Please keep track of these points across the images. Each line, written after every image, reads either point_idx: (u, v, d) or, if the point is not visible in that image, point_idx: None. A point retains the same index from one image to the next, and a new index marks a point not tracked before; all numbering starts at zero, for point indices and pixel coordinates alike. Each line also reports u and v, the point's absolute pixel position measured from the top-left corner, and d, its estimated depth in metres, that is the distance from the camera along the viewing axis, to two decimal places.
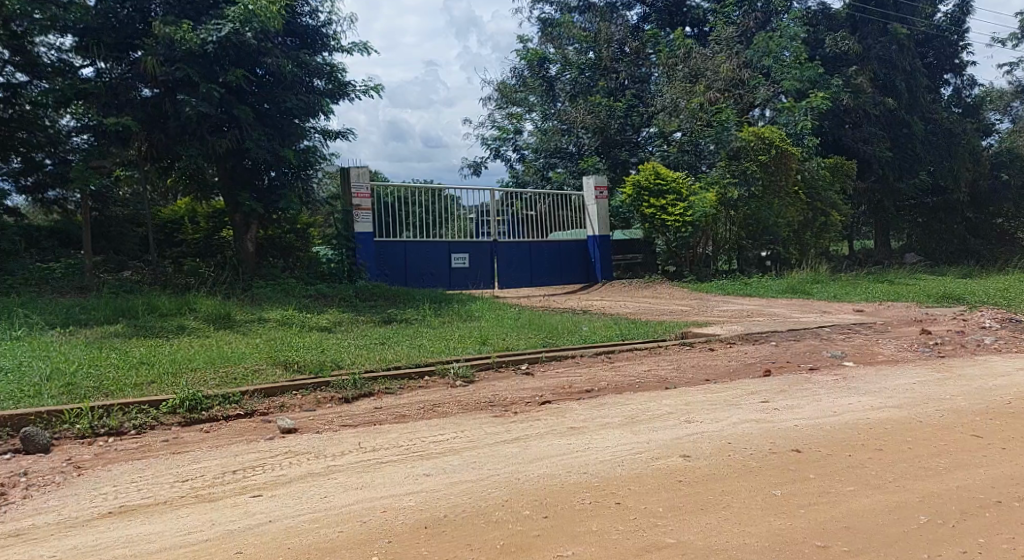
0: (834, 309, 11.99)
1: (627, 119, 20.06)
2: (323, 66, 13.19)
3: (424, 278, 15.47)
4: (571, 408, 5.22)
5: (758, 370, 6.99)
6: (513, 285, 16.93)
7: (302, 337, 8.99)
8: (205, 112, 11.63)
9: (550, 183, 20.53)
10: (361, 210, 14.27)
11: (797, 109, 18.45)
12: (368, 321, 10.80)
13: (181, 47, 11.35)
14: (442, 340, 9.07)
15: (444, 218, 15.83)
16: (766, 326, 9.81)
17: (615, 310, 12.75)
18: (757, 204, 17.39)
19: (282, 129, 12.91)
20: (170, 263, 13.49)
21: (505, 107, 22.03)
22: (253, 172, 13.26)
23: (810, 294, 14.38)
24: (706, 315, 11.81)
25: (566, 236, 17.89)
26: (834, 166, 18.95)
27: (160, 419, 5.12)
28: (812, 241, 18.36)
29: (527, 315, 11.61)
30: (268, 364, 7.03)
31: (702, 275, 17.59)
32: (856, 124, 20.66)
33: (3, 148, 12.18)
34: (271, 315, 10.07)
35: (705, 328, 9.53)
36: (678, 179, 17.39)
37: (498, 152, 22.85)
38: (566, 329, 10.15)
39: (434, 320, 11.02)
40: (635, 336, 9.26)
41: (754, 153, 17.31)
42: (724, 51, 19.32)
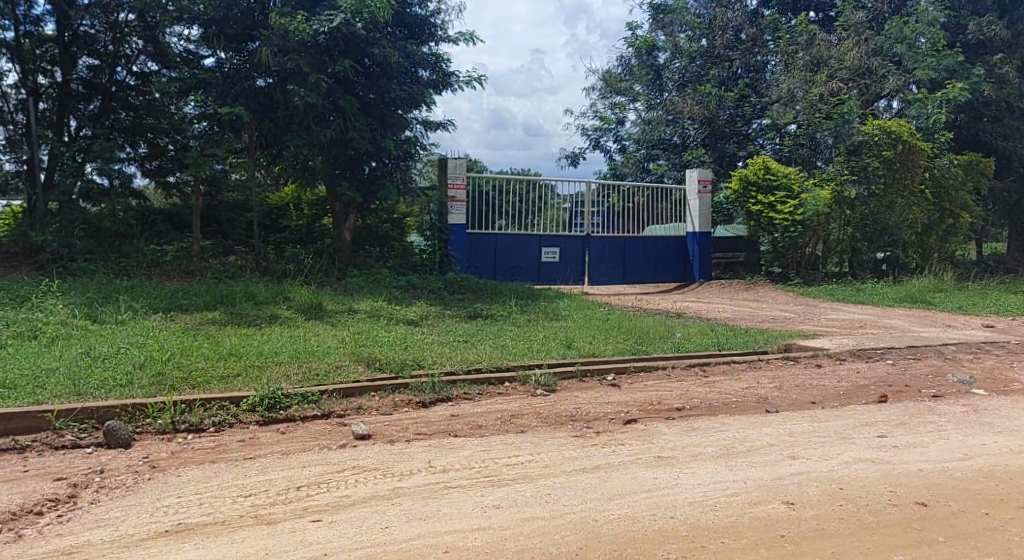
0: (959, 323, 11.01)
1: (737, 110, 19.16)
2: (428, 56, 13.15)
3: (514, 271, 15.40)
4: (661, 432, 4.86)
5: (871, 394, 6.39)
6: (607, 281, 16.54)
7: (391, 332, 8.92)
8: (313, 102, 11.66)
9: (651, 176, 19.98)
10: (454, 202, 14.31)
11: (931, 101, 17.09)
12: (457, 315, 10.70)
13: (295, 38, 11.45)
14: (527, 341, 8.87)
15: (539, 210, 15.56)
16: (882, 340, 9.05)
17: (713, 313, 12.16)
18: (877, 204, 16.24)
19: (384, 120, 12.81)
20: (272, 248, 13.67)
21: (608, 96, 21.50)
22: (357, 163, 13.22)
23: (932, 304, 13.30)
24: (814, 324, 11.07)
25: (664, 231, 17.27)
26: (969, 164, 17.45)
27: (239, 417, 5.14)
28: (936, 245, 17.02)
29: (619, 316, 11.22)
30: (353, 361, 6.96)
31: (808, 279, 16.59)
32: (995, 117, 18.98)
33: (133, 133, 12.81)
34: (361, 307, 10.21)
35: (812, 341, 8.89)
36: (790, 174, 16.47)
37: (598, 143, 22.35)
38: (661, 333, 9.71)
39: (525, 317, 10.79)
40: (735, 346, 8.73)
41: (877, 148, 16.18)
42: (852, 37, 18.12)
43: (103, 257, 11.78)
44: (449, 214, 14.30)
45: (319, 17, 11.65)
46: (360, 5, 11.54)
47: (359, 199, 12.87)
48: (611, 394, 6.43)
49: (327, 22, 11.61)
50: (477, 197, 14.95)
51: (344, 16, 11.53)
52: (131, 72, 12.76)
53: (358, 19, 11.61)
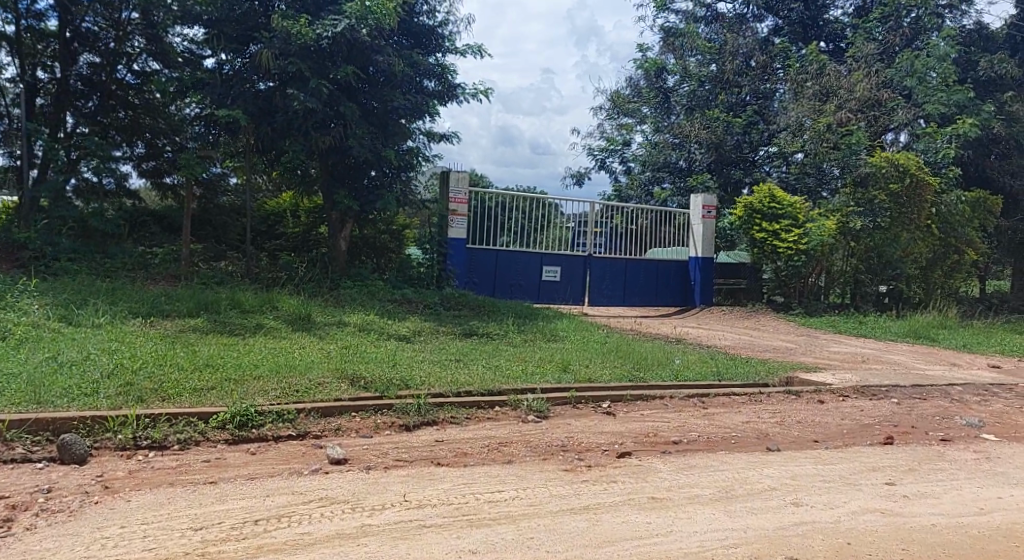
0: (963, 362, 10.73)
1: (745, 137, 18.99)
2: (435, 66, 12.96)
3: (513, 289, 15.13)
4: (656, 469, 4.56)
5: (877, 434, 6.09)
6: (607, 303, 16.25)
7: (380, 348, 8.65)
8: (312, 107, 11.44)
9: (655, 200, 19.80)
10: (455, 215, 14.00)
11: (940, 135, 16.90)
12: (451, 332, 10.40)
13: (297, 42, 11.26)
14: (520, 362, 8.56)
15: (541, 228, 15.28)
16: (886, 377, 8.76)
17: (713, 341, 11.88)
18: (882, 237, 16.02)
19: (386, 128, 12.58)
20: (265, 255, 13.40)
21: (615, 117, 21.38)
22: (358, 172, 12.88)
23: (936, 341, 13.02)
24: (815, 356, 10.78)
25: (665, 254, 17.00)
26: (976, 201, 17.23)
27: (207, 434, 4.98)
28: (941, 282, 16.79)
29: (616, 340, 10.93)
30: (335, 378, 6.66)
31: (811, 308, 16.24)
32: (1003, 155, 18.80)
33: (130, 132, 12.66)
34: (351, 319, 9.95)
35: (814, 374, 8.60)
36: (796, 203, 16.20)
37: (604, 163, 22.17)
38: (658, 360, 9.42)
39: (520, 337, 10.50)
40: (735, 376, 8.43)
41: (884, 181, 15.95)
42: (862, 69, 17.99)
43: (88, 257, 11.52)
44: (449, 227, 14.01)
45: (323, 22, 11.44)
46: (366, 11, 11.28)
47: (357, 208, 12.54)
48: (605, 423, 6.12)
49: (331, 27, 11.39)
50: (478, 213, 14.69)
51: (349, 22, 11.31)
52: (132, 70, 12.51)
53: (363, 25, 11.38)
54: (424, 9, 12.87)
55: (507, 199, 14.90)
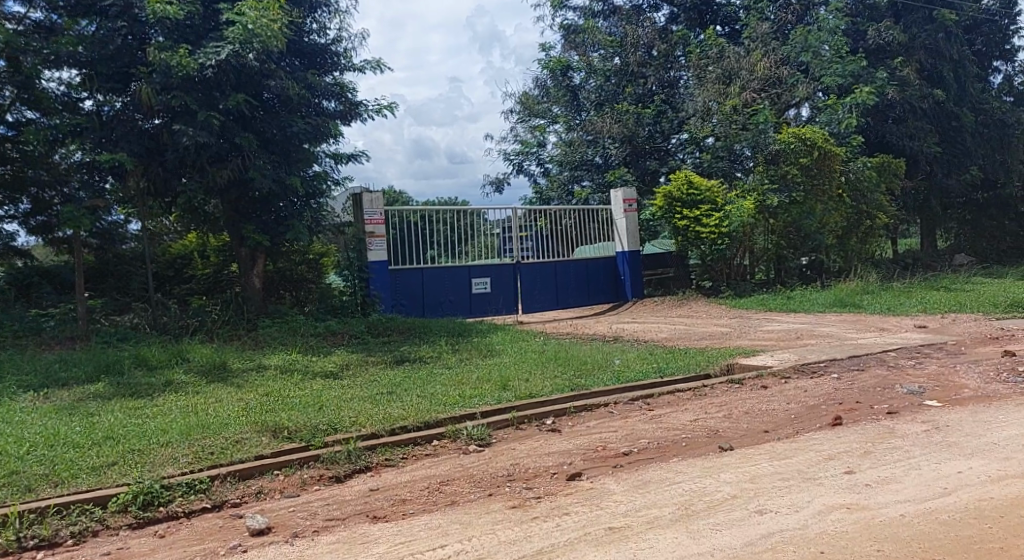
0: (892, 325, 10.86)
1: (656, 126, 19.11)
2: (333, 86, 12.46)
3: (443, 306, 14.71)
4: (610, 491, 4.23)
5: (825, 416, 5.95)
6: (540, 308, 15.99)
7: (305, 390, 8.15)
8: (204, 141, 10.78)
9: (575, 199, 19.79)
10: (373, 237, 13.54)
11: (841, 106, 17.38)
12: (382, 361, 9.93)
13: (178, 75, 10.57)
14: (456, 385, 8.17)
15: (463, 240, 14.91)
16: (823, 351, 8.72)
17: (649, 335, 11.73)
18: (797, 211, 16.30)
19: (289, 155, 12.00)
20: (175, 301, 12.61)
21: (527, 120, 21.27)
22: (265, 203, 12.21)
23: (861, 307, 13.25)
24: (751, 338, 10.74)
25: (593, 252, 16.86)
26: (882, 165, 17.76)
27: (106, 522, 4.53)
28: (858, 247, 17.26)
29: (553, 347, 10.66)
30: (253, 429, 6.19)
31: (739, 289, 16.39)
32: (900, 119, 19.48)
33: (14, 188, 11.41)
34: (272, 361, 9.39)
35: (754, 358, 8.49)
36: (712, 187, 16.33)
37: (520, 167, 22.02)
38: (598, 363, 9.17)
39: (455, 357, 10.11)
40: (677, 371, 8.23)
41: (794, 156, 16.23)
42: (761, 48, 18.32)
43: None
44: (369, 251, 13.53)
45: (204, 50, 10.77)
46: (249, 35, 10.66)
47: (266, 242, 11.92)
48: (551, 441, 5.78)
49: (214, 54, 10.74)
50: (399, 232, 14.19)
51: (232, 47, 10.69)
52: (6, 122, 11.09)
53: (248, 50, 10.78)
54: (313, 27, 12.40)
55: (427, 215, 14.48)
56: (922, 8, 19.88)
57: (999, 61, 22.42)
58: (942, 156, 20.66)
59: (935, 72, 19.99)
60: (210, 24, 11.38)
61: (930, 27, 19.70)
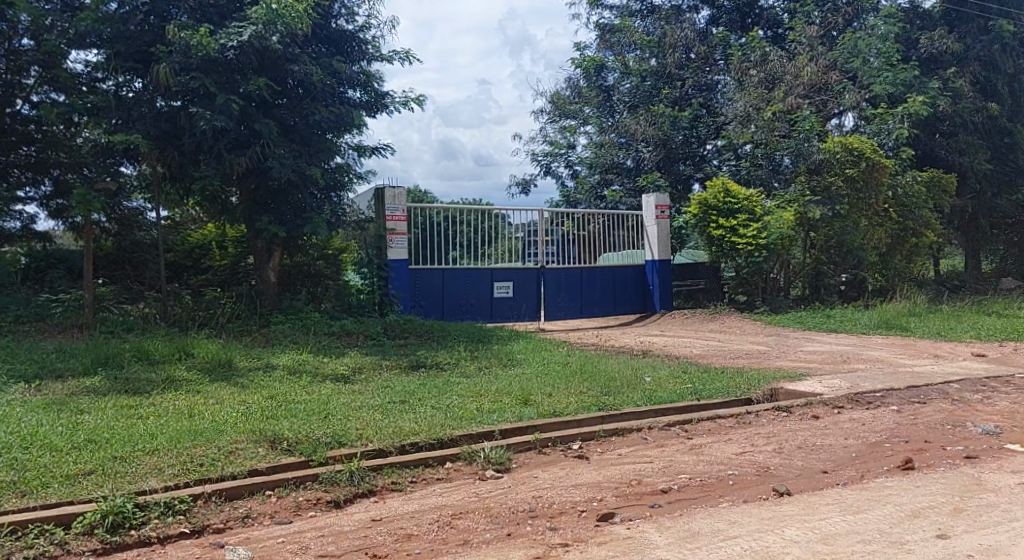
0: (947, 353, 10.05)
1: (692, 131, 18.41)
2: (358, 74, 11.91)
3: (463, 310, 14.10)
4: (652, 544, 3.59)
5: (892, 457, 5.24)
6: (563, 316, 15.34)
7: (311, 394, 7.57)
8: (222, 126, 10.26)
9: (606, 203, 19.05)
10: (395, 234, 12.91)
11: (892, 116, 16.53)
12: (397, 366, 9.33)
13: (197, 55, 10.10)
14: (474, 397, 7.53)
15: (488, 241, 14.31)
16: (876, 378, 7.98)
17: (681, 350, 11.04)
18: (840, 225, 15.49)
19: (310, 145, 11.48)
20: (188, 292, 12.13)
21: (557, 120, 20.67)
22: (284, 194, 11.65)
23: (910, 330, 12.43)
24: (792, 359, 10.00)
25: (620, 259, 16.17)
26: (931, 180, 16.88)
27: (68, 545, 3.96)
28: (902, 266, 16.46)
29: (579, 359, 10.00)
30: (249, 438, 5.57)
31: (775, 305, 15.54)
32: (949, 133, 18.61)
33: (38, 167, 11.19)
34: (280, 361, 8.83)
35: (800, 383, 7.77)
36: (750, 197, 15.54)
37: (548, 169, 21.38)
38: (629, 379, 8.50)
39: (474, 364, 9.49)
40: (715, 393, 7.54)
41: (840, 167, 15.47)
42: (806, 52, 17.51)
43: None
44: (388, 249, 12.85)
45: (226, 30, 10.31)
46: (273, 15, 10.21)
47: (282, 235, 11.38)
48: (578, 471, 5.12)
49: (236, 35, 10.27)
50: (421, 231, 13.63)
51: (255, 28, 10.21)
52: (29, 101, 10.95)
53: (271, 31, 10.30)
54: (341, 12, 11.85)
55: (451, 214, 13.90)
56: (978, 17, 18.92)
57: None
58: (994, 175, 19.68)
59: (989, 86, 19.04)
60: (235, 5, 10.91)
61: (986, 38, 18.75)
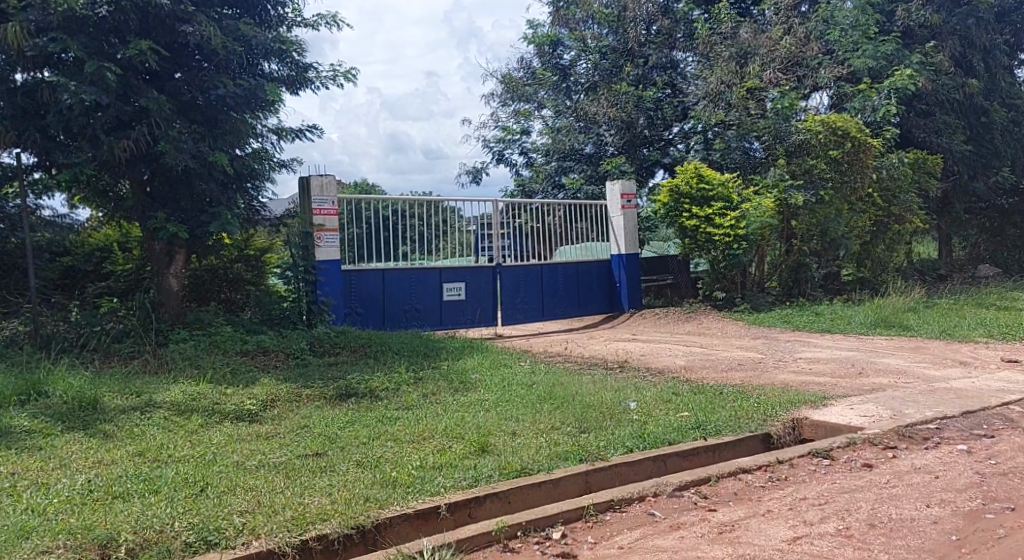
0: (971, 359, 8.64)
1: (657, 112, 16.92)
2: (276, 42, 9.92)
3: (408, 316, 12.30)
4: None
5: (1012, 544, 3.70)
6: (523, 318, 13.69)
7: (197, 446, 5.67)
8: (94, 100, 8.26)
9: (564, 192, 17.50)
10: (323, 231, 11.13)
11: (876, 92, 15.20)
12: (321, 397, 7.52)
13: (59, 11, 8.09)
14: (416, 445, 5.77)
15: (434, 236, 12.50)
16: (916, 398, 6.48)
17: (664, 361, 9.44)
18: (823, 212, 14.11)
19: (215, 126, 9.57)
20: (75, 304, 10.06)
21: (510, 103, 18.92)
22: (186, 185, 9.63)
23: (911, 329, 11.14)
24: (795, 372, 8.47)
25: (580, 254, 14.48)
26: (916, 162, 15.64)
27: None
28: (885, 256, 15.24)
29: (546, 378, 8.32)
30: (68, 544, 3.67)
31: (756, 302, 14.11)
32: (924, 112, 17.51)
33: None
34: (166, 397, 6.90)
35: (827, 412, 6.18)
36: (725, 182, 14.06)
37: (501, 156, 19.68)
38: (610, 410, 6.81)
39: (416, 391, 7.72)
40: (725, 431, 5.87)
41: (822, 147, 14.10)
42: (781, 24, 16.10)
43: None
44: (315, 248, 11.04)
45: None
46: None
47: (184, 235, 9.36)
48: None
49: None
50: (354, 225, 11.66)
51: None
52: None
53: None
54: None
55: (393, 206, 11.98)
56: None
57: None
58: (973, 158, 18.63)
59: (964, 62, 17.91)
60: None
61: (961, 11, 17.57)
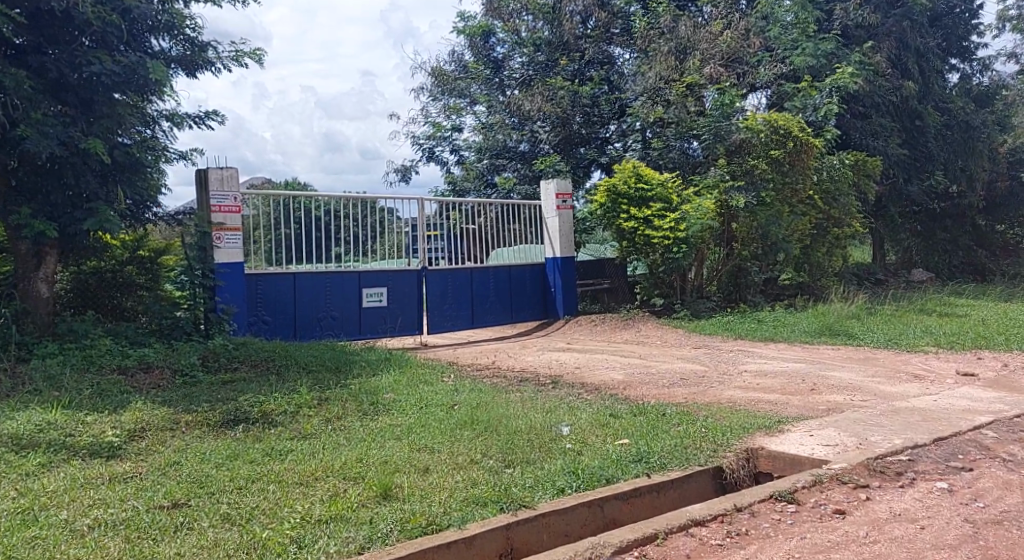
0: (925, 373, 8.04)
1: (594, 109, 16.16)
2: (166, 17, 8.76)
3: (322, 324, 11.19)
4: None
5: None
6: (451, 326, 12.72)
7: (22, 498, 4.56)
8: None
9: (497, 191, 16.64)
10: (223, 230, 9.95)
11: (816, 91, 14.80)
12: (203, 423, 6.42)
13: None
14: (303, 490, 4.76)
15: (354, 237, 11.41)
16: (879, 422, 5.78)
17: (602, 375, 8.58)
18: (764, 214, 13.57)
19: (91, 109, 8.36)
20: None
21: (440, 98, 17.93)
22: (55, 176, 8.35)
23: (857, 337, 10.59)
24: (742, 387, 7.72)
25: (515, 256, 13.62)
26: (856, 164, 15.29)
27: None
28: (826, 261, 14.79)
29: (468, 396, 7.38)
30: None
31: (696, 308, 13.48)
32: (862, 115, 17.26)
33: None
34: (4, 430, 5.73)
35: (785, 440, 5.39)
36: (664, 182, 13.46)
37: (432, 154, 18.64)
38: (539, 437, 5.88)
39: (317, 416, 6.69)
40: (671, 466, 5.04)
41: (764, 147, 13.57)
42: (721, 19, 15.60)
43: None
44: (215, 249, 9.84)
45: None
46: None
47: (53, 233, 8.08)
48: None
49: None
50: (261, 229, 10.53)
51: None
52: None
53: None
54: None
55: (314, 207, 10.97)
56: None
57: (956, 59, 20.34)
58: (907, 162, 18.52)
59: (900, 65, 17.72)
60: None
61: (897, 12, 17.41)
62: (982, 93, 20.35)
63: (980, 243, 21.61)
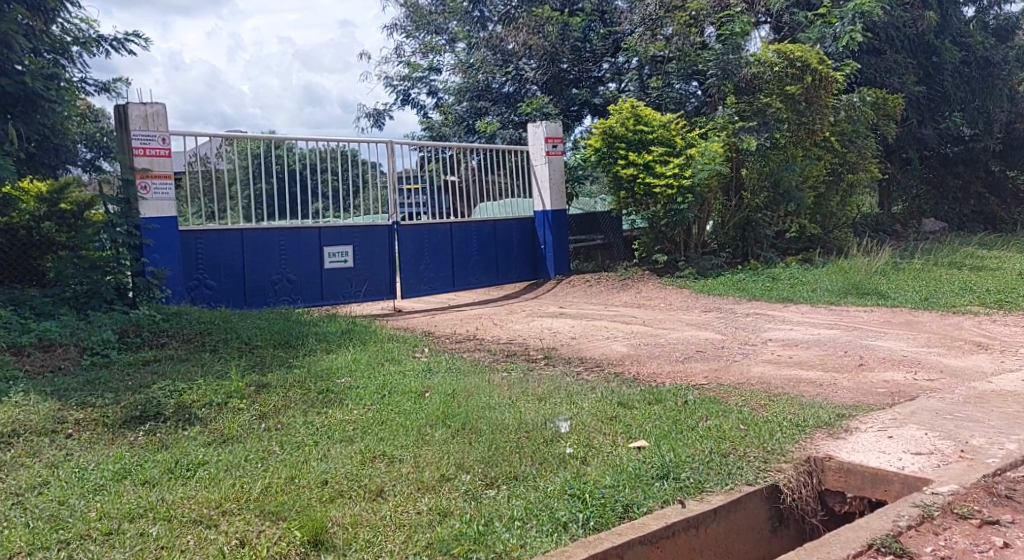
0: (987, 341, 6.74)
1: (585, 45, 14.55)
2: None
3: (276, 287, 9.73)
4: None
5: None
6: (428, 289, 11.30)
7: None
8: None
9: (479, 136, 15.07)
10: (150, 177, 8.39)
11: (834, 20, 13.25)
12: (97, 424, 4.98)
13: None
14: (200, 537, 3.37)
15: (321, 189, 9.91)
16: (974, 415, 4.48)
17: (603, 347, 7.21)
18: (777, 158, 12.16)
19: None
20: None
21: (414, 35, 16.26)
22: None
23: (890, 296, 9.27)
24: (774, 361, 6.41)
25: (500, 211, 12.19)
26: (874, 103, 13.83)
27: None
28: (843, 211, 13.38)
29: (441, 379, 5.99)
30: None
31: (701, 264, 12.09)
32: (877, 49, 15.73)
33: None
34: None
35: (858, 446, 4.06)
36: (666, 123, 11.97)
37: (407, 97, 16.99)
38: (531, 440, 4.50)
39: (246, 411, 5.26)
40: (711, 486, 3.69)
41: (777, 84, 12.09)
42: None
43: None
44: (141, 201, 8.32)
45: None
46: None
47: None
48: None
49: None
50: (234, 187, 9.22)
51: None
52: None
53: None
54: None
55: (291, 159, 9.54)
56: None
57: None
58: (921, 102, 17.10)
59: None
60: None
61: None
62: (1002, 27, 18.81)
63: (994, 190, 20.30)
